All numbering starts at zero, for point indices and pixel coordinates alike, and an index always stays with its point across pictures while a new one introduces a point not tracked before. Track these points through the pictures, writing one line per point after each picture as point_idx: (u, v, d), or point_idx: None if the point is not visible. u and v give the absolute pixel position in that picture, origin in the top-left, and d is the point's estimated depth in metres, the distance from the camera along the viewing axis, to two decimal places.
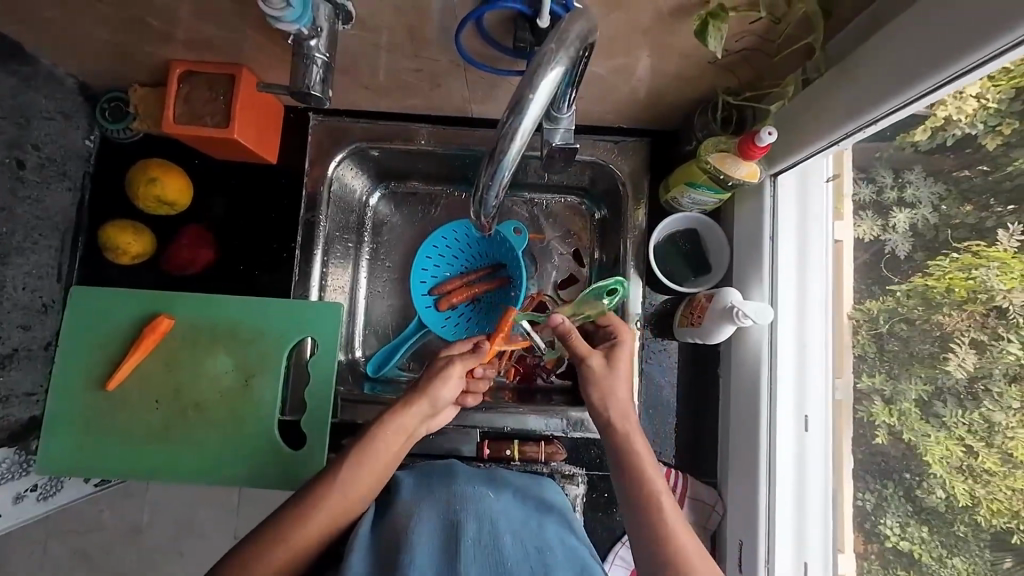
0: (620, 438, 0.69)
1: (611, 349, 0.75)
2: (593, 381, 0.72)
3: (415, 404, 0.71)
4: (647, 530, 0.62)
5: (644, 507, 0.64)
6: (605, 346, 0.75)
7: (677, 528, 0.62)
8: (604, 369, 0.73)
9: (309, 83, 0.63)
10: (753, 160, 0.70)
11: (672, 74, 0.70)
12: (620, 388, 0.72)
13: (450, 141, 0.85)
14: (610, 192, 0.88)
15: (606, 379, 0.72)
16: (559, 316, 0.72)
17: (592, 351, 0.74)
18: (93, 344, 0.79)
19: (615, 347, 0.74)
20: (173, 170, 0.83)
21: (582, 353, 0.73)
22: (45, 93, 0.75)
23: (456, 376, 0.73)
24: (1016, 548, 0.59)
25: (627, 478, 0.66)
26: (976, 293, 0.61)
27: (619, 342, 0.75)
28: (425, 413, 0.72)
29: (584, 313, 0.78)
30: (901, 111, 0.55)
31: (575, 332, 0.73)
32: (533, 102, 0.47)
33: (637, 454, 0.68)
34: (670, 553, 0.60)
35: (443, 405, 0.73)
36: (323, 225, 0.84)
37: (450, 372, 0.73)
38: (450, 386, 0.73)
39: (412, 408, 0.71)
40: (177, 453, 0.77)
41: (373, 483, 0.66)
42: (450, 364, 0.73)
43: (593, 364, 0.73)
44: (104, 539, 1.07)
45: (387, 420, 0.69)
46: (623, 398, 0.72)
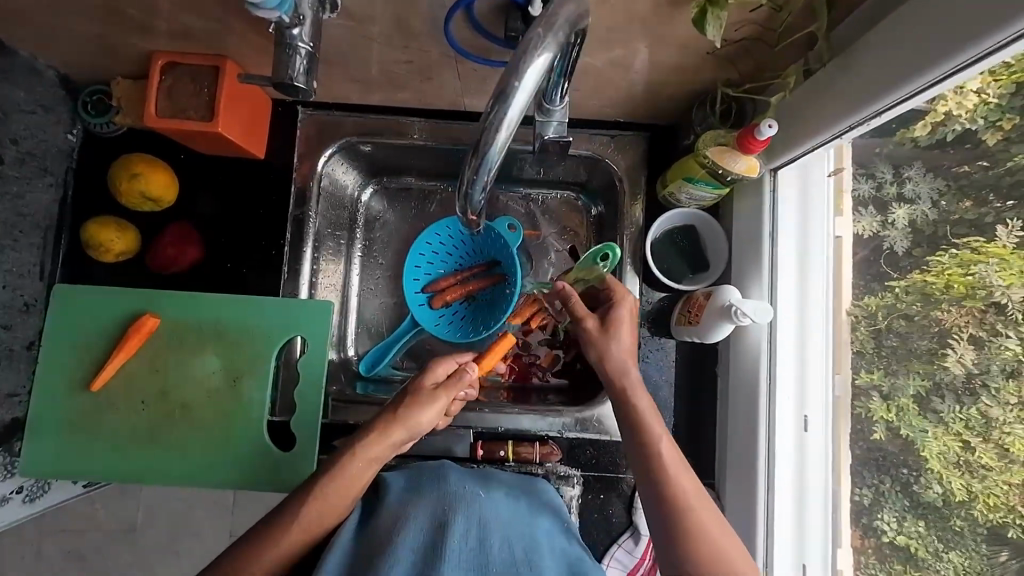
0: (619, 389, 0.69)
1: (609, 309, 0.73)
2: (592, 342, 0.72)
3: (393, 434, 0.66)
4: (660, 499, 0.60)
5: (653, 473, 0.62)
6: (605, 310, 0.74)
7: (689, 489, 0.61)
8: (600, 331, 0.72)
9: (292, 74, 0.60)
10: (752, 154, 0.68)
11: (670, 65, 0.68)
12: (616, 347, 0.71)
13: (443, 136, 0.83)
14: (607, 187, 0.87)
15: (602, 337, 0.71)
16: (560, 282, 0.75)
17: (590, 314, 0.73)
18: (77, 343, 0.77)
19: (612, 310, 0.73)
20: (158, 165, 0.80)
21: (578, 316, 0.73)
22: (24, 86, 0.72)
23: (436, 407, 0.69)
24: (1013, 542, 0.58)
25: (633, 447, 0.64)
26: (975, 289, 0.60)
27: (617, 303, 0.73)
28: (402, 441, 0.68)
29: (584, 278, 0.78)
30: (905, 103, 0.53)
31: (575, 297, 0.74)
32: (518, 91, 0.45)
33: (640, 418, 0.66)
34: (681, 517, 0.59)
35: (421, 433, 0.69)
36: (313, 221, 0.82)
37: (428, 404, 0.68)
38: (430, 417, 0.68)
39: (389, 440, 0.66)
40: (164, 455, 0.75)
41: (348, 494, 0.63)
42: (433, 391, 0.69)
43: (590, 328, 0.72)
44: (97, 539, 1.06)
45: (365, 451, 0.65)
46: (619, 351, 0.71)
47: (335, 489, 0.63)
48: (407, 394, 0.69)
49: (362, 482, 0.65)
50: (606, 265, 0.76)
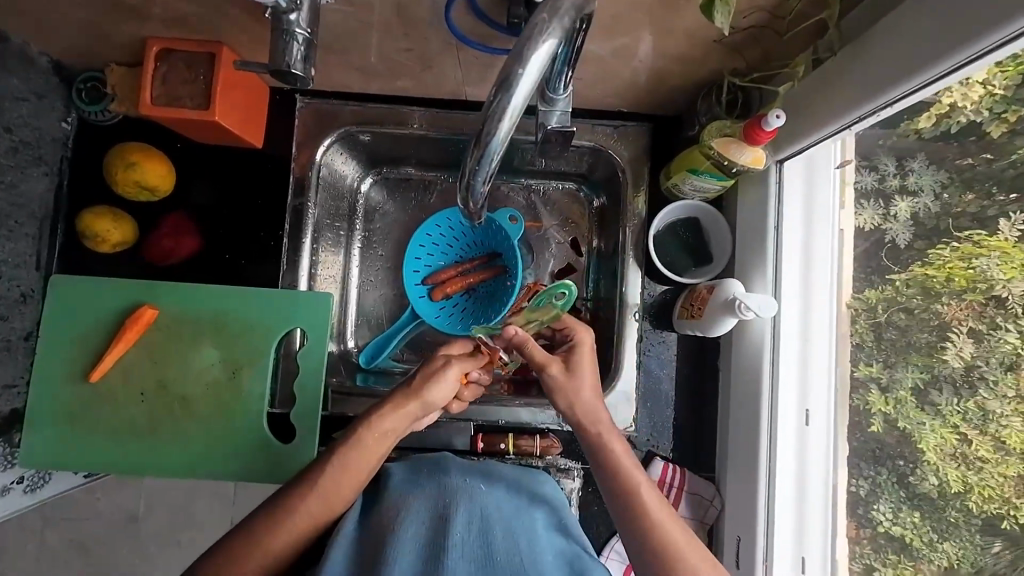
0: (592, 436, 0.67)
1: (570, 354, 0.71)
2: (557, 392, 0.69)
3: (406, 408, 0.67)
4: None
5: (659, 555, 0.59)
6: (565, 351, 0.72)
7: (702, 568, 0.59)
8: (566, 376, 0.69)
9: (290, 61, 0.58)
10: (758, 145, 0.66)
11: (676, 55, 0.67)
12: (587, 393, 0.68)
13: (443, 125, 0.82)
14: (609, 179, 0.85)
15: (568, 385, 0.69)
16: (512, 328, 0.71)
17: (552, 358, 0.70)
18: (75, 334, 0.76)
19: (574, 352, 0.71)
20: (153, 154, 0.79)
21: (540, 363, 0.69)
22: (17, 74, 0.71)
23: (452, 378, 0.69)
24: (1006, 533, 0.58)
25: (630, 526, 0.61)
26: (975, 282, 0.59)
27: (577, 343, 0.72)
28: (417, 416, 0.68)
29: (539, 318, 0.76)
30: (917, 93, 0.52)
31: (530, 341, 0.70)
32: (523, 78, 0.43)
33: (634, 491, 0.62)
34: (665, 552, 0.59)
35: (434, 408, 0.69)
36: (313, 211, 0.81)
37: (447, 376, 0.69)
38: (445, 390, 0.69)
39: (404, 412, 0.67)
40: (164, 447, 0.75)
41: (353, 485, 0.62)
42: (447, 365, 0.70)
43: (553, 373, 0.69)
44: (99, 528, 1.06)
45: (378, 424, 0.65)
46: (591, 397, 0.68)
47: (339, 479, 0.62)
48: (425, 366, 0.70)
49: (365, 472, 0.64)
50: (563, 304, 0.75)
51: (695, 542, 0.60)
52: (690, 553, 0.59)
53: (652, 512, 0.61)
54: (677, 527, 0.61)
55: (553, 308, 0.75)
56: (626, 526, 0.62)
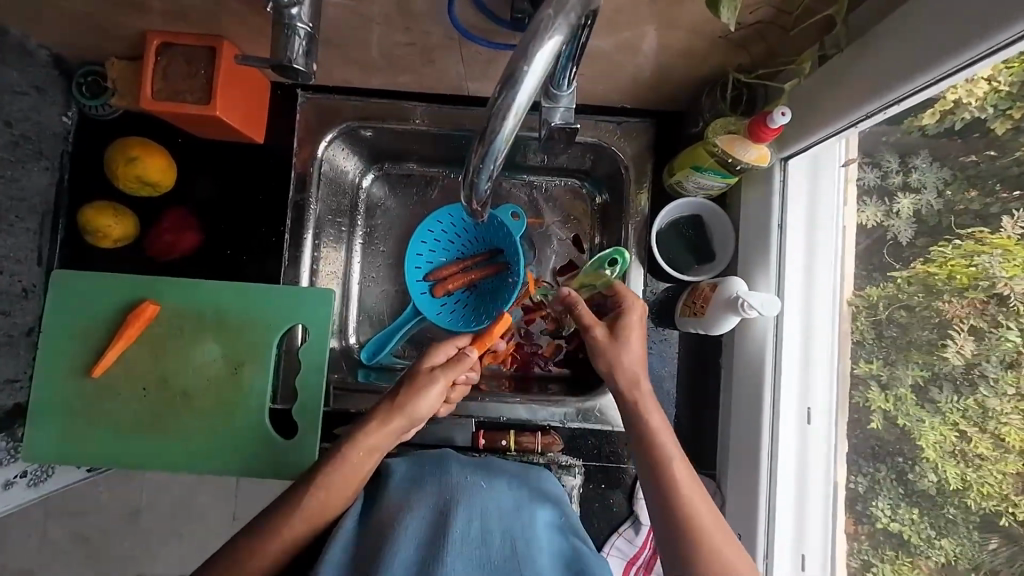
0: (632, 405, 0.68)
1: (618, 319, 0.71)
2: (599, 353, 0.70)
3: (392, 424, 0.66)
4: (687, 550, 0.58)
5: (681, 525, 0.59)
6: (613, 317, 0.72)
7: (725, 547, 0.58)
8: (611, 341, 0.70)
9: (292, 56, 0.58)
10: (763, 143, 0.66)
11: (680, 51, 0.66)
12: (631, 360, 0.69)
13: (445, 122, 0.82)
14: (612, 175, 0.85)
15: (612, 349, 0.69)
16: (565, 290, 0.75)
17: (598, 321, 0.71)
18: (77, 329, 0.76)
19: (621, 318, 0.71)
20: (155, 149, 0.79)
21: (586, 323, 0.71)
22: (16, 67, 0.70)
23: (435, 391, 0.68)
24: (1004, 530, 0.59)
25: (655, 491, 0.62)
26: (977, 281, 0.60)
27: (627, 310, 0.71)
28: (403, 429, 0.68)
29: (590, 284, 0.79)
30: (923, 92, 0.52)
31: (581, 304, 0.73)
32: (528, 75, 0.43)
33: (664, 457, 0.63)
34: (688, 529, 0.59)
35: (421, 419, 0.69)
36: (314, 207, 0.81)
37: (431, 388, 0.68)
38: (429, 401, 0.68)
39: (388, 428, 0.66)
40: (166, 442, 0.75)
41: (348, 487, 0.63)
42: (431, 377, 0.69)
43: (597, 336, 0.70)
44: (102, 521, 1.07)
45: (364, 441, 0.65)
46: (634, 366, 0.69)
47: (338, 479, 0.62)
48: (407, 379, 0.69)
49: (362, 474, 0.64)
50: (613, 270, 0.78)
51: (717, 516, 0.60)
52: (711, 525, 0.59)
53: (679, 480, 0.62)
54: (699, 499, 0.61)
55: (604, 275, 0.78)
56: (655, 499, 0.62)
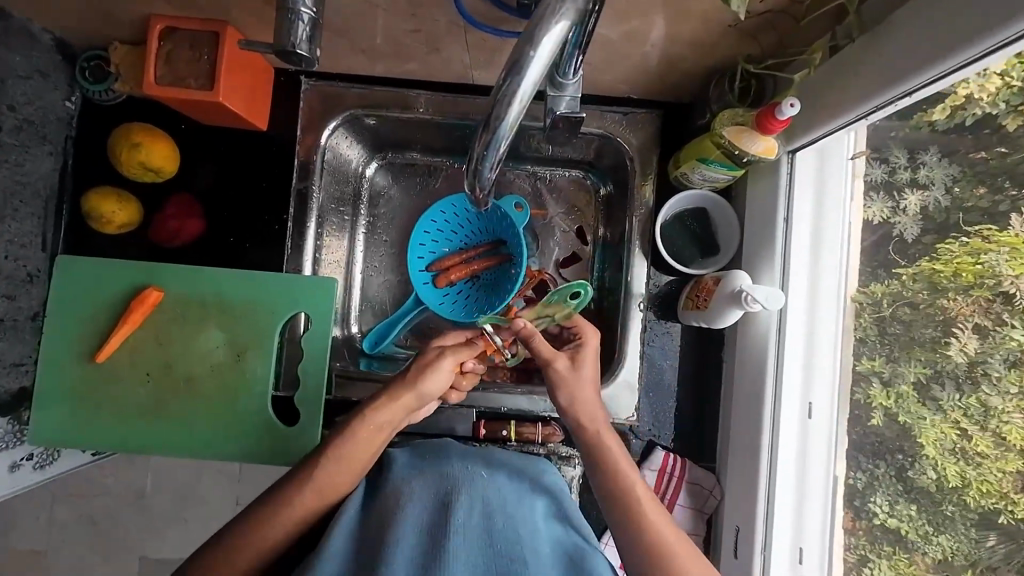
0: (592, 439, 0.66)
1: (577, 350, 0.70)
2: (560, 385, 0.68)
3: (402, 400, 0.66)
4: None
5: (656, 562, 0.59)
6: (571, 349, 0.71)
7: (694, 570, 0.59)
8: (571, 372, 0.68)
9: (295, 41, 0.57)
10: (771, 135, 0.65)
11: (689, 40, 0.65)
12: (587, 392, 0.68)
13: (449, 110, 0.81)
14: (617, 167, 0.84)
15: (572, 382, 0.68)
16: (520, 319, 0.69)
17: (557, 354, 0.69)
18: (83, 314, 0.77)
19: (580, 350, 0.70)
20: (159, 135, 0.79)
21: (545, 357, 0.68)
22: (20, 51, 0.70)
23: (445, 369, 0.67)
24: (1002, 527, 0.59)
25: (623, 531, 0.61)
26: (983, 278, 0.59)
27: (583, 343, 0.71)
28: (412, 407, 0.67)
29: (549, 314, 0.75)
30: (935, 84, 0.51)
31: (538, 334, 0.69)
32: (534, 61, 0.43)
33: (630, 491, 0.62)
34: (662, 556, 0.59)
35: (430, 399, 0.68)
36: (317, 196, 0.80)
37: (442, 367, 0.67)
38: (440, 380, 0.67)
39: (398, 405, 0.66)
40: (170, 427, 0.76)
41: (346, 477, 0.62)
42: (442, 356, 0.68)
43: (559, 368, 0.68)
44: (108, 504, 1.08)
45: (373, 417, 0.64)
46: (590, 399, 0.68)
47: (345, 463, 0.62)
48: (419, 357, 0.69)
49: (364, 462, 0.64)
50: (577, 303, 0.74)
51: (686, 541, 0.60)
52: (684, 556, 0.59)
53: (648, 515, 0.61)
54: (668, 528, 0.61)
55: (566, 306, 0.74)
56: (623, 530, 0.61)
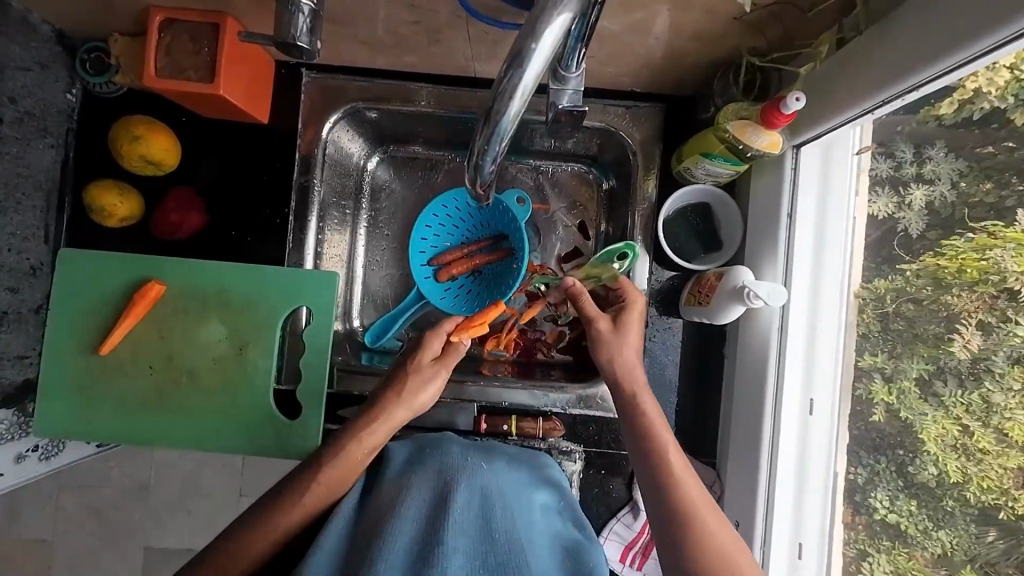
0: (625, 394, 0.68)
1: (619, 313, 0.73)
2: (600, 344, 0.71)
3: (397, 416, 0.69)
4: (684, 539, 0.58)
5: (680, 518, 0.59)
6: (616, 311, 0.74)
7: (715, 532, 0.58)
8: (611, 332, 0.71)
9: (295, 33, 0.57)
10: (775, 130, 0.65)
11: (694, 32, 0.65)
12: (626, 350, 0.70)
13: (450, 103, 0.80)
14: (619, 161, 0.84)
15: (612, 341, 0.71)
16: (571, 279, 0.74)
17: (602, 315, 0.73)
18: (85, 306, 0.77)
19: (623, 313, 0.73)
20: (159, 128, 0.79)
21: (590, 315, 0.73)
22: (20, 42, 0.70)
23: (435, 386, 0.72)
24: (1002, 523, 0.60)
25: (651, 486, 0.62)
26: (987, 274, 0.59)
27: (628, 305, 0.73)
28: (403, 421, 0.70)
29: (596, 275, 0.77)
30: (947, 76, 0.50)
31: (586, 295, 0.73)
32: (536, 53, 0.43)
33: (657, 442, 0.64)
34: (684, 515, 0.59)
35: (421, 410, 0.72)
36: (318, 190, 0.80)
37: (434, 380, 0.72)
38: (432, 394, 0.72)
39: (392, 422, 0.68)
40: (172, 419, 0.77)
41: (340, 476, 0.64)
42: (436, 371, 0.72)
43: (597, 327, 0.72)
44: (113, 495, 1.10)
45: (368, 438, 0.66)
46: (628, 357, 0.70)
47: (344, 467, 0.64)
48: (409, 375, 0.71)
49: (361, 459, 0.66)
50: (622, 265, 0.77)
51: (709, 502, 0.60)
52: (707, 514, 0.59)
53: (673, 465, 0.62)
54: (692, 483, 0.61)
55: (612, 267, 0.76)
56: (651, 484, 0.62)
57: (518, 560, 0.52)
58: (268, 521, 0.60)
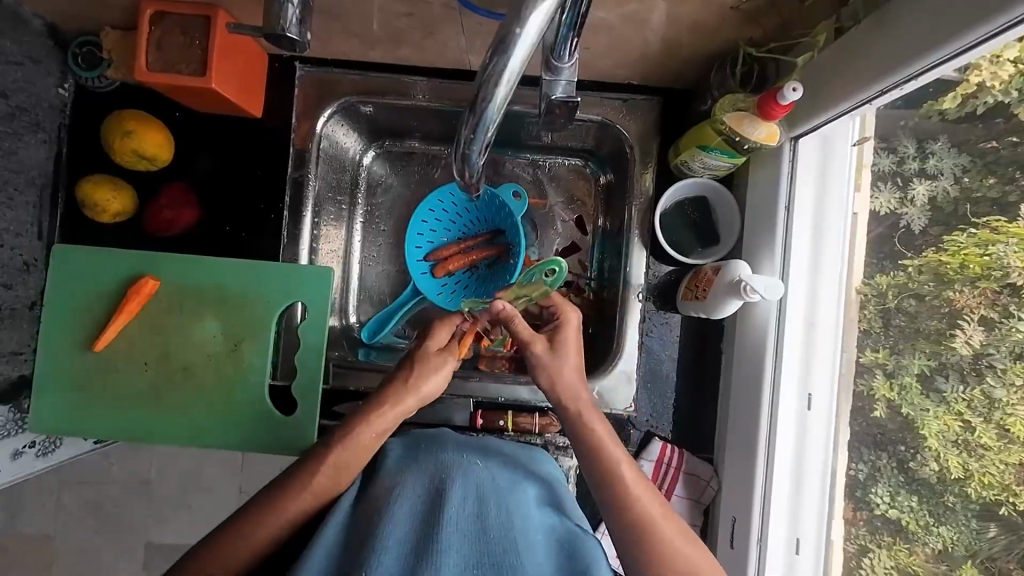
0: (574, 420, 0.65)
1: (555, 332, 0.70)
2: (540, 367, 0.68)
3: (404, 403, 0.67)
4: (646, 560, 0.58)
5: (646, 546, 0.58)
6: (550, 329, 0.71)
7: (685, 552, 0.58)
8: (551, 355, 0.68)
9: (284, 25, 0.56)
10: (772, 121, 0.64)
11: (690, 23, 0.64)
12: (568, 373, 0.67)
13: (446, 96, 0.79)
14: (616, 154, 0.83)
15: (551, 364, 0.68)
16: (501, 303, 0.70)
17: (537, 337, 0.69)
18: (79, 303, 0.77)
19: (559, 332, 0.70)
20: (150, 122, 0.78)
21: (523, 339, 0.69)
22: (11, 36, 0.69)
23: (444, 372, 0.70)
24: (1003, 519, 0.59)
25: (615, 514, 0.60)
26: (990, 270, 0.59)
27: (564, 323, 0.71)
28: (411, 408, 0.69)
29: (527, 293, 0.79)
30: (947, 65, 0.49)
31: (518, 317, 0.70)
32: (520, 40, 0.42)
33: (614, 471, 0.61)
34: (650, 543, 0.58)
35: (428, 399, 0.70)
36: (313, 184, 0.80)
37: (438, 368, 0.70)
38: (440, 383, 0.70)
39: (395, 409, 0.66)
40: (167, 415, 0.76)
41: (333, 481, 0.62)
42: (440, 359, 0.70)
43: (537, 352, 0.68)
44: (112, 490, 1.10)
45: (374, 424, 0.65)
46: (572, 378, 0.67)
47: (355, 450, 0.64)
48: (417, 363, 0.70)
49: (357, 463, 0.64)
50: (552, 279, 0.81)
51: (678, 525, 0.59)
52: (675, 536, 0.58)
53: (635, 494, 0.60)
54: (657, 507, 0.60)
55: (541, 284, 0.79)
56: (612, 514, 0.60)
57: (512, 560, 0.52)
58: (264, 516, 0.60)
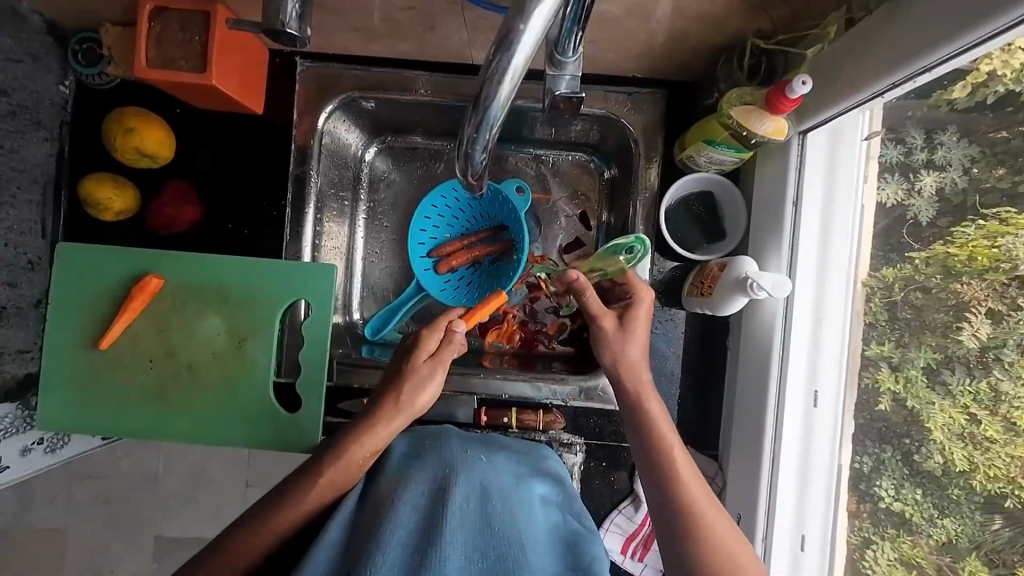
0: (632, 397, 0.67)
1: (627, 309, 0.71)
2: (605, 343, 0.70)
3: (395, 421, 0.67)
4: (685, 532, 0.59)
5: (685, 519, 0.59)
6: (622, 307, 0.72)
7: (721, 531, 0.59)
8: (617, 332, 0.69)
9: (283, 19, 0.55)
10: (780, 115, 0.63)
11: (697, 14, 0.63)
12: (632, 351, 0.69)
13: (449, 91, 0.78)
14: (621, 149, 0.82)
15: (617, 340, 0.69)
16: (575, 273, 0.71)
17: (606, 311, 0.70)
18: (83, 302, 0.77)
19: (630, 309, 0.70)
20: (151, 119, 0.78)
21: (594, 312, 0.70)
22: (9, 33, 0.68)
23: (436, 387, 0.70)
24: (1007, 511, 0.59)
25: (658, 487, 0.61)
26: (998, 262, 0.58)
27: (635, 301, 0.71)
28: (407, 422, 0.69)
29: (602, 267, 0.75)
30: (963, 55, 0.47)
31: (590, 291, 0.71)
32: (524, 35, 0.41)
33: (664, 451, 0.63)
34: (691, 520, 0.59)
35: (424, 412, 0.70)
36: (314, 180, 0.79)
37: (428, 384, 0.69)
38: (430, 397, 0.69)
39: (391, 425, 0.66)
40: (173, 414, 0.77)
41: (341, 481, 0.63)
42: (430, 374, 0.69)
43: (605, 328, 0.70)
44: (121, 485, 1.11)
45: (366, 441, 0.65)
46: (635, 358, 0.69)
47: (347, 466, 0.64)
48: (406, 380, 0.69)
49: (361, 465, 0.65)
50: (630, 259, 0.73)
51: (717, 506, 0.60)
52: (712, 517, 0.59)
53: (682, 474, 0.61)
54: (699, 487, 0.61)
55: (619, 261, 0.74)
56: (655, 485, 0.62)
57: (516, 553, 0.51)
58: (273, 510, 0.61)
